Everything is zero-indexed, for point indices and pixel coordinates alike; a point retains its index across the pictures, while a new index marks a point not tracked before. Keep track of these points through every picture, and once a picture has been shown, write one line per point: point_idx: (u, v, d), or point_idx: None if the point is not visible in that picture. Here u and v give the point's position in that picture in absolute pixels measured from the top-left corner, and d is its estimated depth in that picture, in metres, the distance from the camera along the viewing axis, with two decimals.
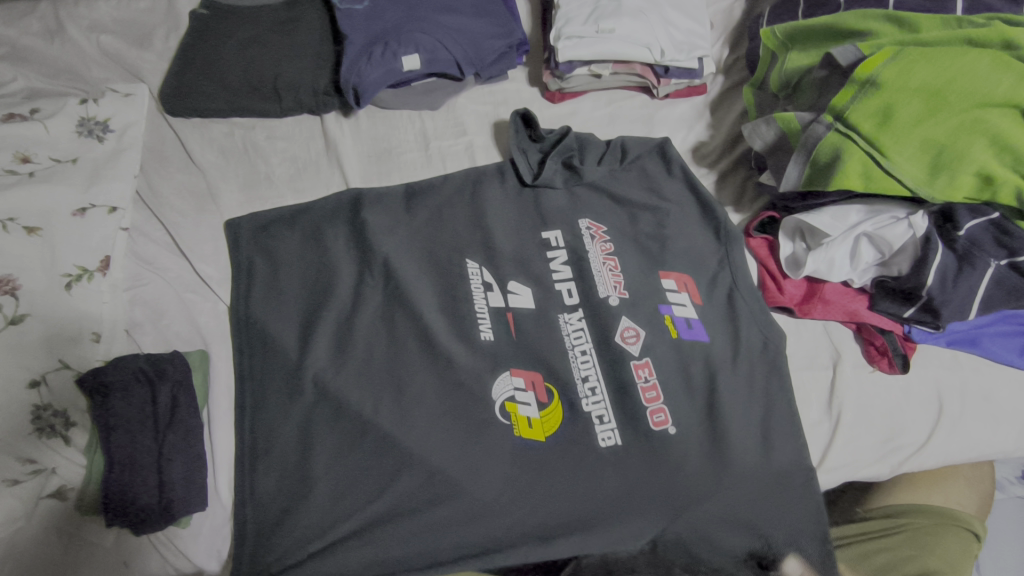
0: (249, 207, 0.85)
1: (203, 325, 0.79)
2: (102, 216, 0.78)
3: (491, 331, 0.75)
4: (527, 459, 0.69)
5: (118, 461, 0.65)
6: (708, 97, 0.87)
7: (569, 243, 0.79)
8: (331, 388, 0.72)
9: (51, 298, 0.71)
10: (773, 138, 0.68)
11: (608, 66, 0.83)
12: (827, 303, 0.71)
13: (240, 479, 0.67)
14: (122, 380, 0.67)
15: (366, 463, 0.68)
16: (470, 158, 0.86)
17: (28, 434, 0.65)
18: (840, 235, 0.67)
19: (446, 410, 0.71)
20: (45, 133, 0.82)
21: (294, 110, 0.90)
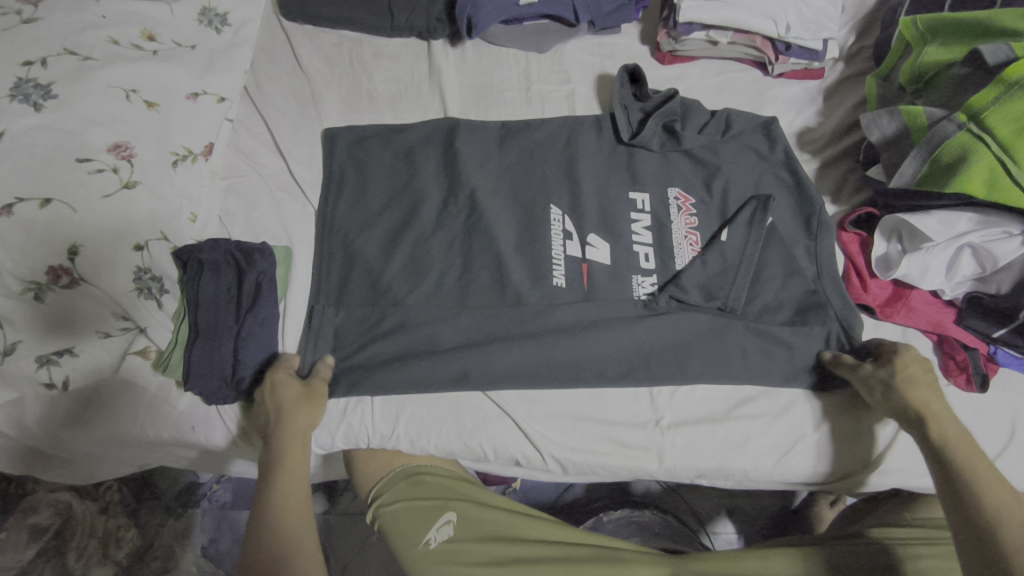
0: (348, 119, 0.86)
1: (290, 223, 0.81)
2: (211, 103, 0.82)
3: (563, 280, 0.74)
4: (578, 395, 0.71)
5: (203, 330, 0.70)
6: (824, 83, 0.84)
7: (654, 208, 0.77)
8: (402, 296, 0.74)
9: (160, 171, 0.74)
10: (894, 132, 0.66)
11: (727, 34, 0.81)
12: (912, 309, 0.69)
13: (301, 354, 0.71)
14: (214, 260, 0.71)
15: (425, 372, 0.70)
16: (570, 106, 0.85)
17: (128, 292, 0.68)
18: (942, 243, 0.65)
19: (505, 345, 0.71)
20: (170, 15, 0.84)
21: (404, 31, 0.90)
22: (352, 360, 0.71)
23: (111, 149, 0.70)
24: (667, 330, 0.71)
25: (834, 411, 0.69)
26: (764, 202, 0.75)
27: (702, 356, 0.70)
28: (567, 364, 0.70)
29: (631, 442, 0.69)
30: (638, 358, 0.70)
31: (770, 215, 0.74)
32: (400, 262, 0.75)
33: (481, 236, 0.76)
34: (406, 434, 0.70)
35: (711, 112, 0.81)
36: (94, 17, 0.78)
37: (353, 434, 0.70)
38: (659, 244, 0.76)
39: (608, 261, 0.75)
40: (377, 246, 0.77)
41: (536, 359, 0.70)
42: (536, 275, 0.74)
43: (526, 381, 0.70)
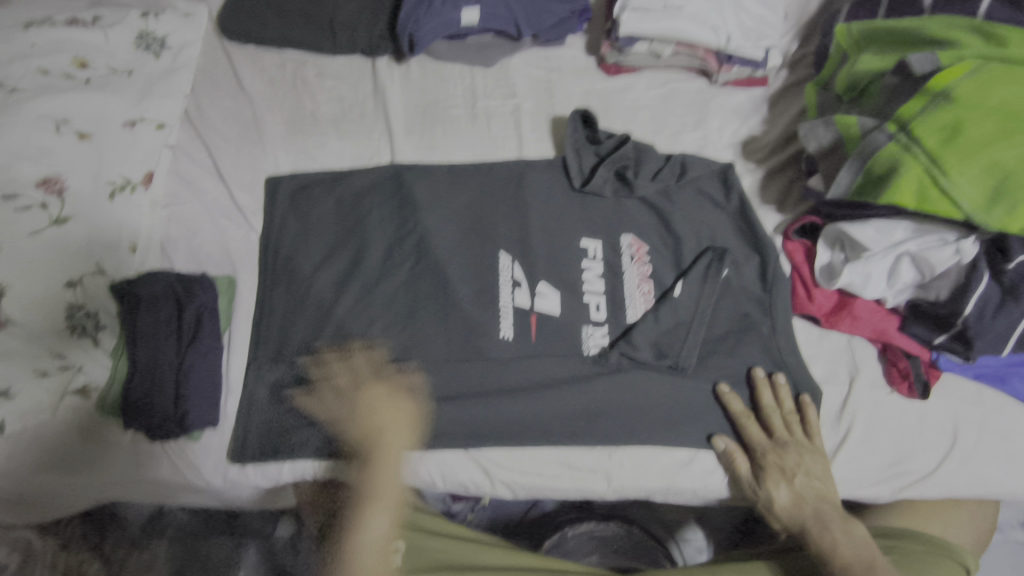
0: (292, 141, 0.85)
1: (234, 250, 0.80)
2: (150, 131, 0.80)
3: (511, 331, 0.73)
4: (519, 421, 0.69)
5: (141, 368, 0.68)
6: (769, 90, 0.83)
7: (600, 223, 0.77)
8: (348, 325, 0.74)
9: (94, 203, 0.73)
10: (830, 142, 0.66)
11: (670, 45, 0.80)
12: (856, 318, 0.69)
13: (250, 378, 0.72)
14: (152, 293, 0.70)
15: (371, 396, 0.70)
16: (515, 121, 0.84)
17: (61, 331, 0.68)
18: (882, 251, 0.65)
19: (452, 367, 0.71)
20: (105, 41, 0.83)
21: (347, 49, 0.89)
22: (292, 428, 0.71)
23: (41, 185, 0.70)
24: (622, 389, 0.69)
25: None
26: (721, 254, 0.73)
27: (650, 403, 0.68)
28: (512, 400, 0.69)
29: (579, 463, 0.68)
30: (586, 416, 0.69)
31: (725, 270, 0.73)
32: (345, 316, 0.75)
33: (430, 276, 0.76)
34: (353, 463, 0.69)
35: (667, 155, 0.79)
36: (22, 47, 0.78)
37: (299, 465, 0.71)
38: (613, 287, 0.74)
39: (558, 312, 0.74)
40: (323, 299, 0.76)
41: (479, 421, 0.69)
42: (478, 325, 0.73)
43: (468, 444, 0.68)
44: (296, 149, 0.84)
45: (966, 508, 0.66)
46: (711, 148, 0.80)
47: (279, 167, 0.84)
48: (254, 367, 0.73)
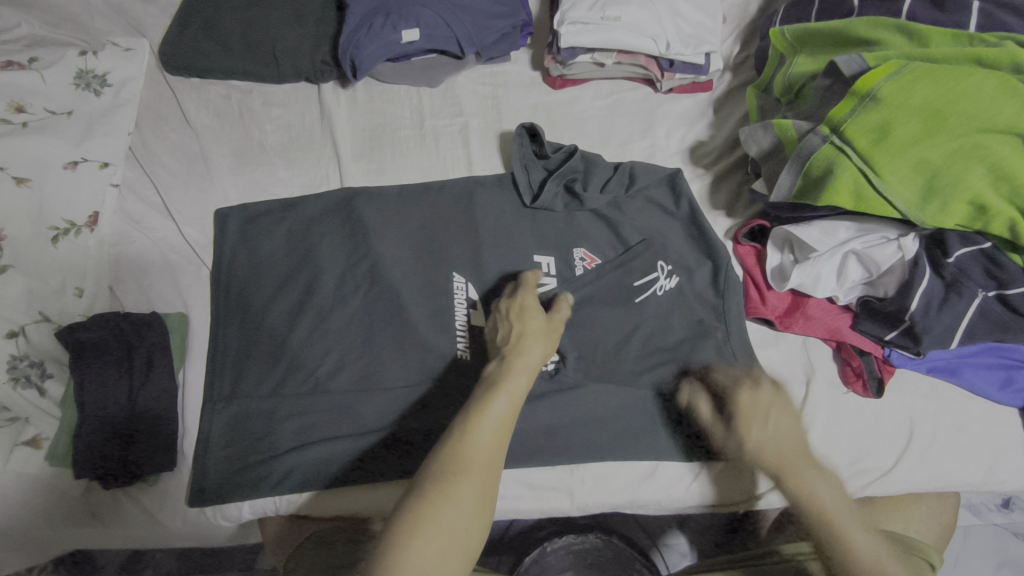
0: (240, 172, 0.84)
1: (185, 287, 0.79)
2: (93, 170, 0.79)
3: (467, 349, 0.73)
4: None
5: (89, 414, 0.67)
6: (713, 95, 0.83)
7: (552, 239, 0.77)
8: (303, 355, 0.73)
9: (36, 250, 0.72)
10: (768, 146, 0.66)
11: (611, 56, 0.80)
12: (810, 319, 0.69)
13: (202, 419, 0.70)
14: (97, 339, 0.69)
15: (329, 426, 0.70)
16: (464, 139, 0.84)
17: (3, 383, 0.66)
18: (828, 250, 0.65)
19: (408, 391, 0.71)
20: (42, 83, 0.82)
21: (291, 77, 0.88)
22: (251, 465, 0.69)
23: None
24: (584, 407, 0.67)
25: None
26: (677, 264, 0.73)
27: (609, 418, 0.67)
28: None
29: (541, 483, 0.67)
30: (549, 432, 0.67)
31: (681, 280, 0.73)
32: (299, 347, 0.74)
33: (384, 301, 0.75)
34: (314, 497, 0.69)
35: (616, 164, 0.79)
36: None
37: (258, 503, 0.69)
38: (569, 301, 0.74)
39: None
40: (277, 331, 0.75)
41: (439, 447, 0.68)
42: (432, 348, 0.73)
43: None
44: (245, 180, 0.84)
45: (926, 502, 0.67)
46: (659, 155, 0.80)
47: (228, 200, 0.83)
48: (207, 408, 0.71)
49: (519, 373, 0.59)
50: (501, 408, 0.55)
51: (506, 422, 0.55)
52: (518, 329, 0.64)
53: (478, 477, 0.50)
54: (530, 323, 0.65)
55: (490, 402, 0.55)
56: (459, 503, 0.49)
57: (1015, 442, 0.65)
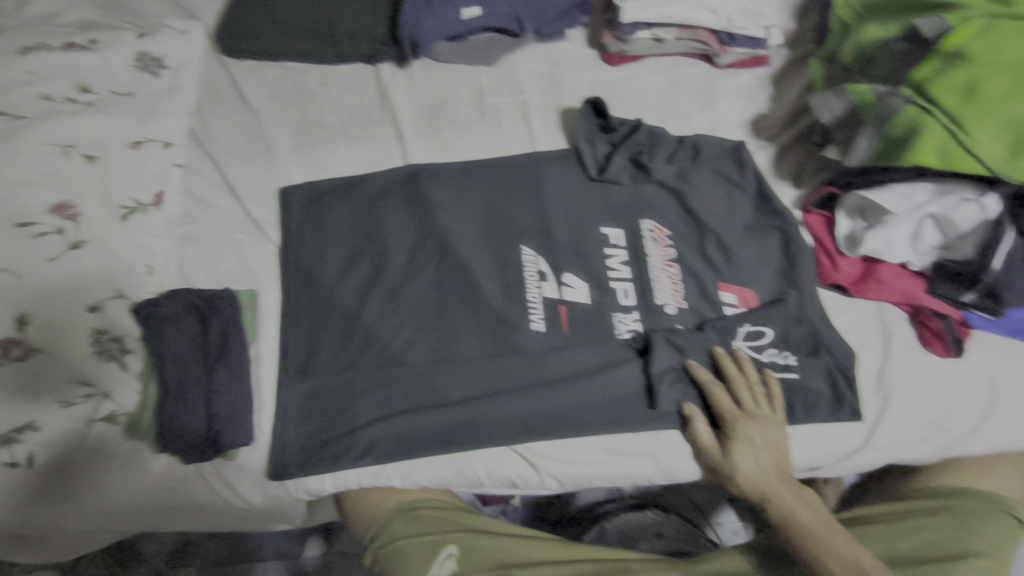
0: (302, 152, 0.84)
1: (253, 266, 0.79)
2: (157, 150, 0.79)
3: (542, 323, 0.73)
4: (551, 415, 0.68)
5: (170, 387, 0.67)
6: (771, 69, 0.84)
7: (621, 211, 0.77)
8: (375, 330, 0.73)
9: (108, 227, 0.71)
10: (845, 111, 0.67)
11: (671, 31, 0.81)
12: (883, 284, 0.70)
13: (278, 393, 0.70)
14: (174, 311, 0.69)
15: (406, 399, 0.70)
16: (525, 117, 0.84)
17: (87, 355, 0.65)
18: (905, 214, 0.66)
19: (483, 361, 0.71)
20: (103, 64, 0.81)
21: (348, 57, 0.89)
22: (331, 440, 0.69)
23: (54, 210, 0.67)
24: (658, 371, 0.68)
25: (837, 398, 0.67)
26: (750, 237, 0.75)
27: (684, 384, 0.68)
28: (553, 396, 0.68)
29: (626, 449, 0.68)
30: (634, 397, 0.69)
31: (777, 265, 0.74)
32: (371, 322, 0.73)
33: (455, 275, 0.75)
34: (397, 469, 0.68)
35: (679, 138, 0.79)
36: (20, 73, 0.74)
37: (340, 477, 0.68)
38: (641, 272, 0.74)
39: (587, 300, 0.74)
40: (349, 307, 0.74)
41: (519, 417, 0.68)
42: (506, 320, 0.73)
43: (510, 440, 0.67)
44: (307, 161, 0.84)
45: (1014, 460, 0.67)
46: (721, 129, 0.81)
47: (291, 179, 0.83)
48: (283, 383, 0.71)
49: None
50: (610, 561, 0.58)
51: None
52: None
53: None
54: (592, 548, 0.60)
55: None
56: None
57: None
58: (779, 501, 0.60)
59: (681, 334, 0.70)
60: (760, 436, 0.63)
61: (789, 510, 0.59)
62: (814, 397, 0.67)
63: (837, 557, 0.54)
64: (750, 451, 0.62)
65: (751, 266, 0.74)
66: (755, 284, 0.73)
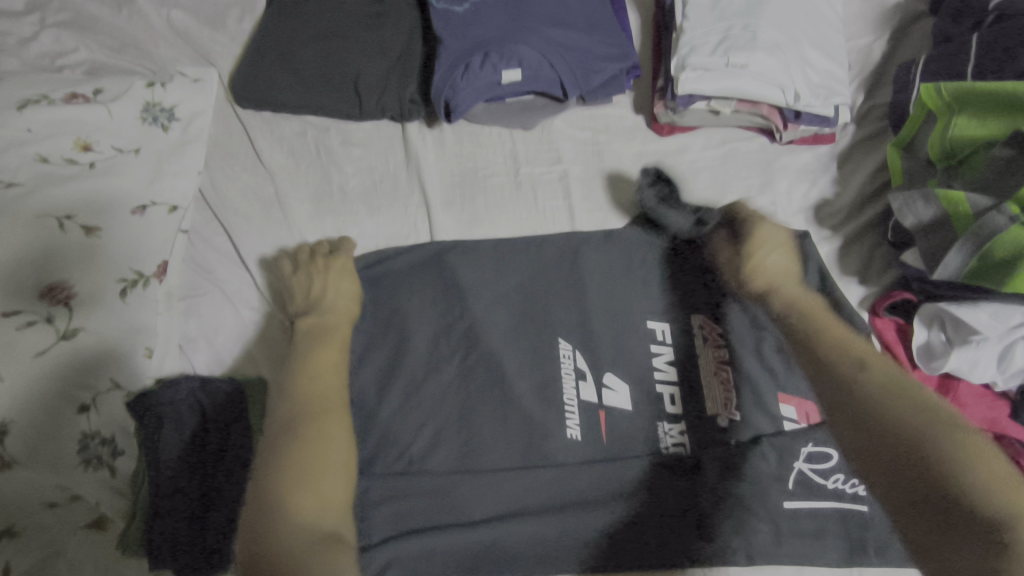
0: (319, 219, 0.77)
1: (261, 348, 0.72)
2: (162, 215, 0.72)
3: (578, 429, 0.65)
4: (586, 543, 0.61)
5: (163, 494, 0.61)
6: (837, 147, 0.77)
7: (668, 305, 0.71)
8: (393, 430, 0.66)
9: (105, 308, 0.64)
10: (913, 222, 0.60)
11: (731, 104, 0.74)
12: (962, 406, 0.63)
13: None
14: (174, 409, 0.63)
15: (425, 515, 0.62)
16: (564, 190, 0.77)
17: (73, 466, 0.58)
18: (996, 338, 0.59)
19: (513, 472, 0.63)
20: (108, 117, 0.75)
21: (374, 114, 0.82)
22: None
23: (44, 294, 0.61)
24: (704, 500, 0.61)
25: None
26: None
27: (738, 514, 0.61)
28: (589, 521, 0.61)
29: None
30: (683, 526, 0.61)
31: None
32: (390, 421, 0.66)
33: (483, 370, 0.68)
34: None
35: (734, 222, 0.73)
36: (17, 131, 0.68)
37: None
38: (691, 375, 0.67)
39: (628, 407, 0.66)
40: (364, 400, 0.67)
41: (553, 539, 0.61)
42: (537, 422, 0.66)
43: (543, 566, 0.61)
44: (325, 229, 0.77)
45: None
46: (781, 213, 0.74)
47: (306, 249, 0.76)
48: None
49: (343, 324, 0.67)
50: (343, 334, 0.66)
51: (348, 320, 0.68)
52: (325, 282, 0.70)
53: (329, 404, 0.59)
54: (334, 265, 0.71)
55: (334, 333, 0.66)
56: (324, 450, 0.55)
57: None
58: (901, 428, 0.49)
59: (734, 454, 0.63)
60: (880, 388, 0.53)
61: (906, 440, 0.48)
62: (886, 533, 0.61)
63: (925, 422, 0.49)
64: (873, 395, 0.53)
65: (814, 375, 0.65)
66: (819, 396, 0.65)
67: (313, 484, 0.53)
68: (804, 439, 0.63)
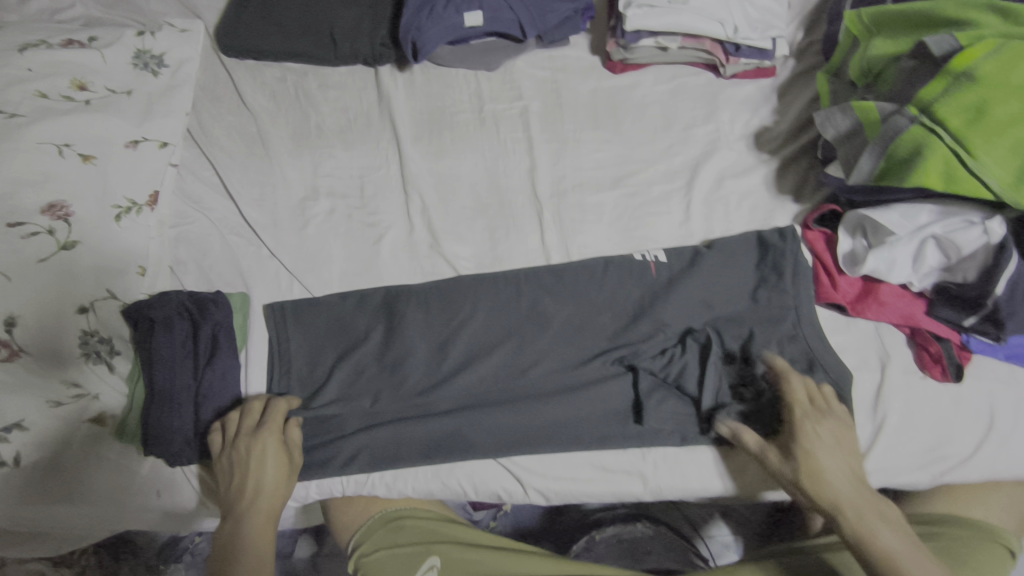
0: (298, 154, 0.83)
1: (245, 268, 0.78)
2: (153, 150, 0.78)
3: (532, 332, 0.72)
4: (536, 430, 0.68)
5: (158, 392, 0.66)
6: (777, 80, 0.83)
7: (618, 224, 0.77)
8: (370, 334, 0.73)
9: (101, 227, 0.71)
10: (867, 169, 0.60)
11: (676, 39, 0.80)
12: (882, 304, 0.68)
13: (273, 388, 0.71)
14: (166, 315, 0.68)
15: (396, 409, 0.70)
16: (524, 124, 0.83)
17: (74, 358, 0.66)
18: (907, 235, 0.64)
19: (473, 371, 0.70)
20: (102, 62, 0.81)
21: (349, 60, 0.88)
22: (316, 446, 0.69)
23: (45, 210, 0.68)
24: (642, 390, 0.67)
25: None
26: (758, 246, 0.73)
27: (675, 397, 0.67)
28: (540, 410, 0.68)
29: (613, 466, 0.67)
30: (623, 413, 0.68)
31: (776, 275, 0.71)
32: (366, 329, 0.74)
33: (447, 285, 0.75)
34: (382, 478, 0.69)
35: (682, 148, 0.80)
36: (18, 70, 0.74)
37: (325, 484, 0.69)
38: (636, 286, 0.73)
39: (576, 312, 0.72)
40: (344, 309, 0.75)
41: (506, 429, 0.68)
42: (496, 329, 0.72)
43: (498, 452, 0.67)
44: (304, 163, 0.83)
45: (1005, 491, 0.65)
46: (723, 140, 0.80)
47: (287, 182, 0.82)
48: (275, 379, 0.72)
49: (274, 491, 0.63)
50: (271, 499, 0.62)
51: (280, 479, 0.64)
52: (258, 456, 0.62)
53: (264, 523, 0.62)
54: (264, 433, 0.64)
55: (254, 500, 0.62)
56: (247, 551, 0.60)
57: None
58: (860, 520, 0.55)
59: (674, 351, 0.69)
60: (830, 436, 0.60)
61: (866, 532, 0.54)
62: None
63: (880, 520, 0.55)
64: (825, 452, 0.59)
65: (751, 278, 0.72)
66: (751, 297, 0.71)
67: (258, 489, 0.62)
68: (733, 335, 0.69)
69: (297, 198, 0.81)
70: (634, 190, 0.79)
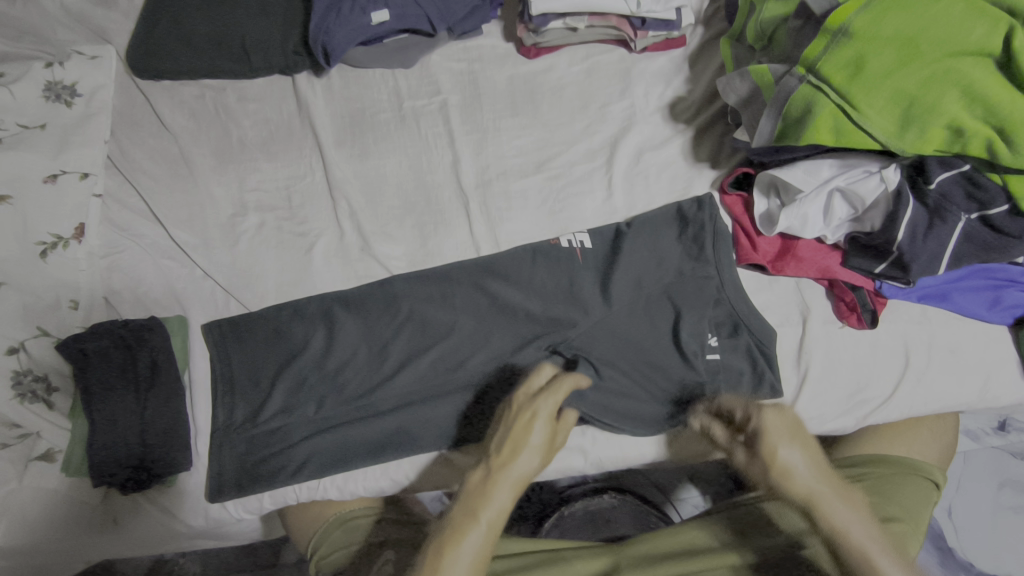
0: (223, 169, 0.83)
1: (180, 290, 0.78)
2: (73, 182, 0.77)
3: (465, 322, 0.73)
4: (480, 418, 0.70)
5: (100, 423, 0.66)
6: (688, 50, 0.84)
7: (547, 207, 0.79)
8: (309, 342, 0.74)
9: (26, 266, 0.71)
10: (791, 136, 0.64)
11: (583, 19, 0.81)
12: (801, 260, 0.70)
13: (217, 404, 0.71)
14: (100, 348, 0.68)
15: (340, 414, 0.71)
16: (444, 117, 0.84)
17: (8, 400, 0.66)
18: (814, 190, 0.65)
19: (412, 370, 0.72)
20: (10, 98, 0.79)
21: (264, 71, 0.88)
22: (265, 459, 0.70)
23: None
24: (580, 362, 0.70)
25: (759, 380, 0.69)
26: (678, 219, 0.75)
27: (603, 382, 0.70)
28: (481, 399, 0.71)
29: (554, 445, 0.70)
30: None
31: (699, 246, 0.72)
32: (305, 337, 0.74)
33: (380, 289, 0.76)
34: (333, 481, 0.71)
35: (600, 128, 0.82)
36: None
37: (279, 493, 0.70)
38: (565, 272, 0.74)
39: (509, 299, 0.74)
40: (278, 320, 0.75)
41: (449, 421, 0.71)
42: (430, 328, 0.74)
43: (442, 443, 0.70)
44: (229, 179, 0.83)
45: (927, 424, 0.70)
46: (639, 116, 0.82)
47: (215, 200, 0.82)
48: (219, 396, 0.72)
49: (531, 453, 0.57)
50: (527, 463, 0.56)
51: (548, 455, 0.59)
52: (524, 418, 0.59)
53: (516, 485, 0.55)
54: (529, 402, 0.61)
55: (513, 460, 0.56)
56: (495, 510, 0.54)
57: (1006, 357, 0.70)
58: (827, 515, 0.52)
59: (603, 331, 0.71)
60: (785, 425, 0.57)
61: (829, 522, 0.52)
62: (737, 374, 0.69)
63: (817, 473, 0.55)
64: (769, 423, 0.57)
65: (671, 251, 0.73)
66: (676, 269, 0.73)
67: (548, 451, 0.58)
68: (660, 306, 0.72)
69: (226, 215, 0.81)
70: (558, 172, 0.80)
